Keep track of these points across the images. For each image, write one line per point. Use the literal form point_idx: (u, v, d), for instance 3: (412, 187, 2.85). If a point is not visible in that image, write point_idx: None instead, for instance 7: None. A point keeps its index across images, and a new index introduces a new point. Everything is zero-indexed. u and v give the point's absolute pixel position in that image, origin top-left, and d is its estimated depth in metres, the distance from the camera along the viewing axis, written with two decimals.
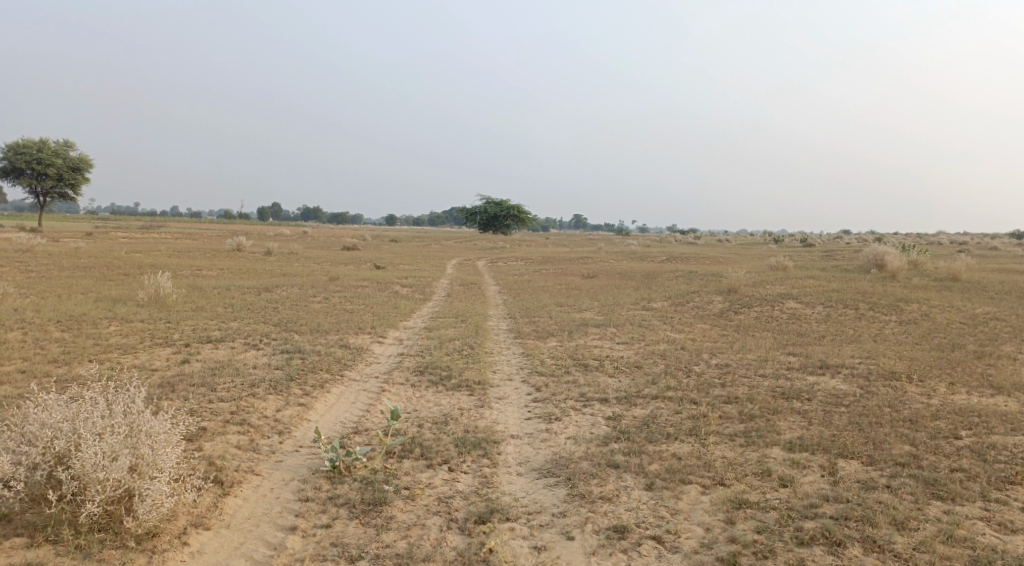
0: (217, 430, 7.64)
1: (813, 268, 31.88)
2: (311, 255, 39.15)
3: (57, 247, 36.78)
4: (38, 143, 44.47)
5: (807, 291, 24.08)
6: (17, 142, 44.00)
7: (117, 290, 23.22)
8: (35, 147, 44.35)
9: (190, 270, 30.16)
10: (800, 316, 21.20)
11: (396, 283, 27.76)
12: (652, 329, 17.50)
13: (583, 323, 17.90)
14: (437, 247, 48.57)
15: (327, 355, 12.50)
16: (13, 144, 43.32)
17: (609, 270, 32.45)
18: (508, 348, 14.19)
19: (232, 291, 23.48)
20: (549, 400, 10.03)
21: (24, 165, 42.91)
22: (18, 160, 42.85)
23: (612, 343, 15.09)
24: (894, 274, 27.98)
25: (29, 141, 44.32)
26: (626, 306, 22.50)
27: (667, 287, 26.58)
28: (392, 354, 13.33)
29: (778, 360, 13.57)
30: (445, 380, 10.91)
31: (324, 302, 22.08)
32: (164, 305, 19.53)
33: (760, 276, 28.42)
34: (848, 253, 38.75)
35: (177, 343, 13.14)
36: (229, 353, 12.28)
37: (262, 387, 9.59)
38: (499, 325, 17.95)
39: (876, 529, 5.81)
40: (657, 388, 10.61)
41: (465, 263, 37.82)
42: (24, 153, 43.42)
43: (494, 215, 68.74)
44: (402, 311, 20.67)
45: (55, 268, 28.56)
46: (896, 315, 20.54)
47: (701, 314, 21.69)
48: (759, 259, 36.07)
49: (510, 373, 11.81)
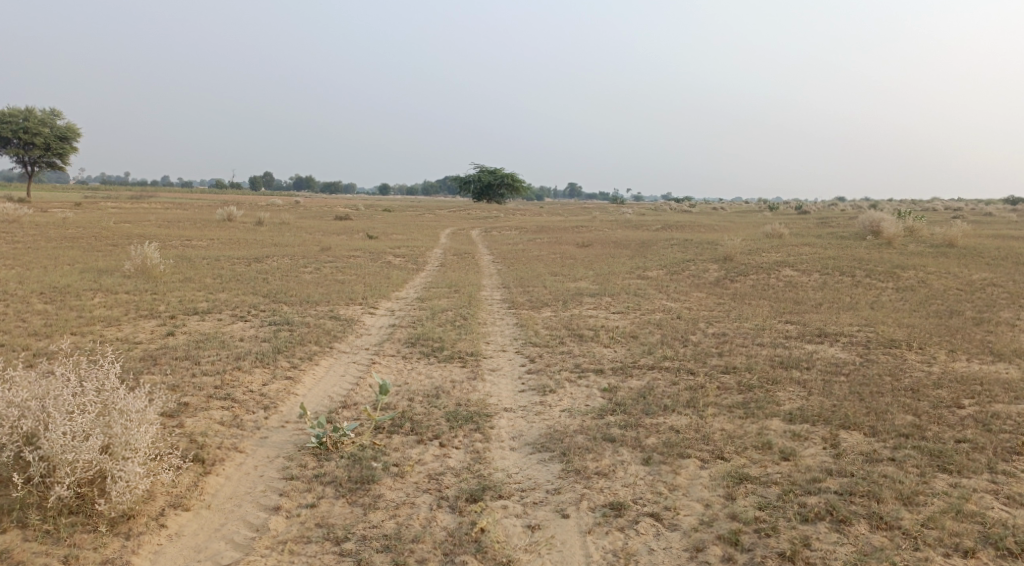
0: (200, 405, 7.39)
1: (809, 235, 31.61)
2: (303, 225, 38.71)
3: (45, 217, 36.24)
4: (24, 112, 43.65)
5: (803, 259, 23.86)
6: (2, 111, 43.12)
7: (104, 261, 22.82)
8: (21, 115, 43.51)
9: (180, 240, 29.72)
10: (797, 284, 20.98)
11: (389, 253, 27.40)
12: (648, 298, 17.27)
13: (578, 292, 17.64)
14: (431, 216, 48.19)
15: (316, 326, 12.23)
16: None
17: (604, 238, 32.15)
18: (501, 319, 13.95)
19: (221, 262, 23.13)
20: (543, 372, 9.81)
21: (11, 135, 42.16)
22: (4, 129, 42.07)
23: (607, 313, 14.86)
24: (890, 240, 27.76)
25: (15, 110, 43.50)
26: (621, 275, 22.24)
27: (662, 255, 26.33)
28: (383, 325, 13.06)
29: (775, 329, 13.36)
30: (437, 352, 10.67)
31: (315, 273, 21.76)
32: (152, 276, 19.20)
33: (756, 244, 28.17)
34: (843, 220, 38.47)
35: (163, 315, 12.84)
36: (215, 325, 11.99)
37: (248, 360, 9.33)
38: (493, 295, 17.71)
39: (882, 505, 5.61)
40: (653, 358, 10.40)
41: (458, 233, 37.47)
42: (10, 122, 42.63)
43: (487, 183, 68.13)
44: (394, 281, 20.38)
45: (42, 239, 28.09)
46: (894, 282, 20.35)
47: (697, 282, 21.46)
48: (754, 227, 35.82)
49: (504, 344, 11.57)
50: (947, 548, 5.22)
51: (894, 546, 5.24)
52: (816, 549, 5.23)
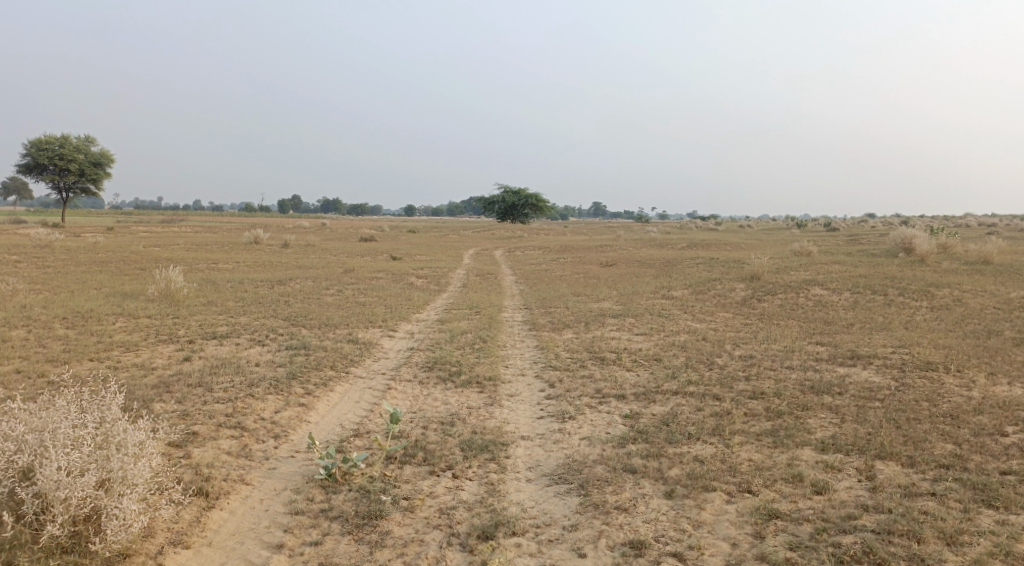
0: (209, 434, 7.21)
1: (838, 253, 30.96)
2: (327, 247, 38.86)
3: (76, 242, 36.81)
4: (59, 139, 44.61)
5: (832, 277, 23.30)
6: (38, 138, 44.08)
7: (130, 285, 23.00)
8: (57, 142, 44.49)
9: (206, 263, 29.94)
10: (826, 303, 20.45)
11: (412, 275, 27.30)
12: (672, 319, 16.90)
13: (601, 313, 17.32)
14: (455, 237, 48.15)
15: (333, 350, 12.06)
16: (34, 141, 43.47)
17: (628, 257, 31.81)
18: (522, 341, 13.69)
19: (245, 285, 23.18)
20: (563, 398, 9.51)
21: (46, 162, 43.02)
22: (40, 156, 42.95)
23: (630, 335, 14.53)
24: (923, 257, 27.06)
25: (50, 137, 44.46)
26: (645, 295, 21.87)
27: (688, 274, 25.91)
28: (402, 349, 12.87)
29: (805, 351, 12.93)
30: (455, 377, 10.43)
31: (337, 295, 21.69)
32: (176, 299, 19.26)
33: (784, 262, 27.63)
34: (873, 237, 37.69)
35: (182, 340, 12.76)
36: (232, 350, 11.87)
37: (261, 386, 9.16)
38: (514, 317, 17.47)
39: (923, 546, 5.23)
40: (677, 383, 10.05)
41: (482, 253, 37.36)
42: (45, 149, 43.55)
43: (512, 203, 68.13)
44: (416, 303, 20.23)
45: (72, 263, 28.47)
46: (927, 300, 19.73)
47: (724, 302, 21.01)
48: (781, 245, 35.21)
49: (523, 368, 11.30)
50: None
51: None
52: None
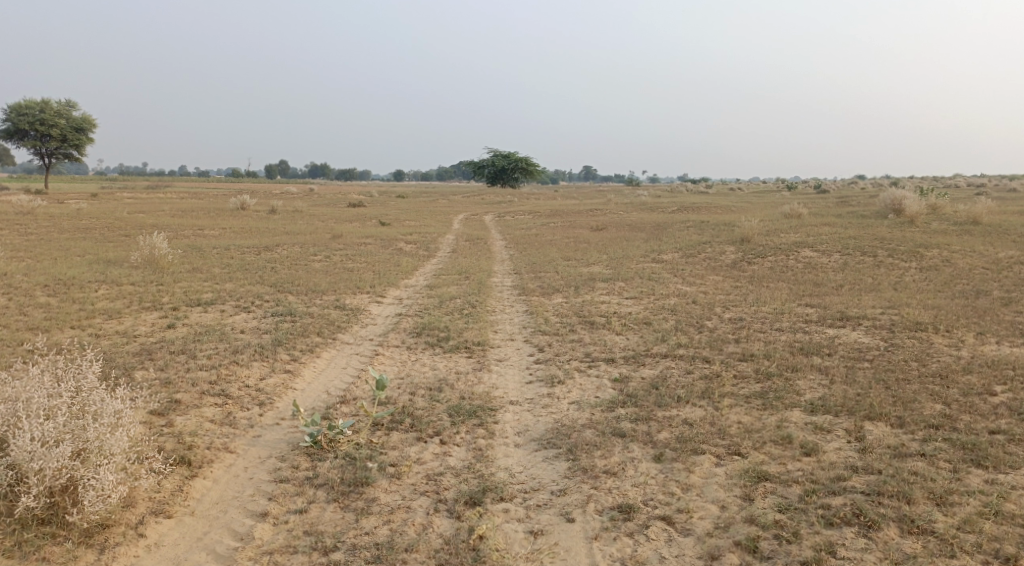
0: (192, 403, 7.10)
1: (828, 215, 30.89)
2: (315, 213, 38.48)
3: (60, 209, 36.28)
4: (39, 104, 43.72)
5: (822, 239, 23.25)
6: (18, 103, 43.16)
7: (114, 252, 22.70)
8: (37, 107, 43.59)
9: (191, 229, 29.59)
10: (816, 265, 20.41)
11: (400, 240, 27.07)
12: (662, 282, 16.83)
13: (591, 277, 17.21)
14: (444, 202, 47.77)
15: (320, 317, 11.92)
16: (14, 106, 42.58)
17: (618, 221, 31.64)
18: (511, 306, 13.59)
19: (231, 251, 22.92)
20: (552, 362, 9.44)
21: (27, 127, 42.18)
22: (21, 121, 42.11)
23: (620, 298, 14.45)
24: (912, 218, 27.03)
25: (30, 102, 43.55)
26: (635, 258, 21.76)
27: (678, 237, 25.81)
28: (390, 314, 12.74)
29: (795, 313, 12.89)
30: (443, 342, 10.32)
31: (325, 261, 21.48)
32: (161, 267, 19.01)
33: (773, 224, 27.56)
34: (862, 199, 37.61)
35: (166, 307, 12.58)
36: (217, 317, 11.70)
37: (246, 353, 9.02)
38: (503, 281, 17.34)
39: (913, 506, 5.21)
40: (667, 346, 9.99)
41: (472, 218, 37.08)
42: (25, 114, 42.68)
43: (501, 167, 67.55)
44: (405, 268, 20.05)
45: (55, 230, 28.07)
46: (916, 261, 19.73)
47: (714, 265, 20.94)
48: (771, 208, 35.10)
49: (512, 333, 11.21)
50: (986, 555, 4.83)
51: (927, 553, 4.85)
52: (842, 556, 4.86)
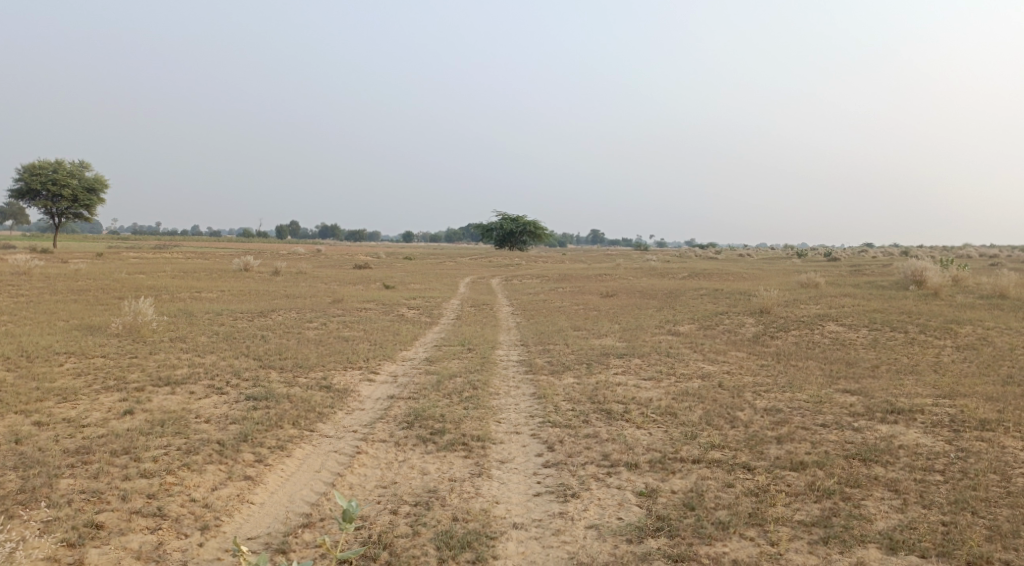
0: (116, 528, 5.88)
1: (845, 284, 29.59)
2: (319, 275, 37.47)
3: (57, 269, 35.34)
4: (54, 164, 43.46)
5: (846, 312, 21.86)
6: (31, 163, 42.87)
7: (99, 317, 21.47)
8: (51, 167, 43.24)
9: (188, 292, 28.45)
10: (844, 342, 18.96)
11: (402, 305, 25.84)
12: (681, 360, 15.42)
13: (604, 353, 15.81)
14: (450, 265, 46.84)
15: (299, 401, 10.49)
16: (28, 166, 42.27)
17: (629, 287, 30.39)
18: (516, 387, 12.16)
19: (223, 317, 21.68)
20: (564, 466, 7.97)
21: (39, 187, 41.69)
22: (34, 181, 41.57)
23: (637, 380, 13.00)
24: (936, 291, 25.72)
25: (44, 162, 43.30)
26: (650, 331, 20.39)
27: (692, 307, 24.48)
28: (380, 397, 11.33)
29: (836, 403, 11.38)
30: (437, 436, 8.87)
31: (320, 329, 20.20)
32: (142, 335, 17.67)
33: (792, 294, 26.23)
34: (878, 268, 36.39)
35: (129, 388, 11.20)
36: (183, 401, 10.30)
37: (200, 454, 7.62)
38: (509, 355, 15.95)
39: None
40: (699, 447, 8.51)
41: (478, 282, 35.89)
42: (39, 174, 42.31)
43: (510, 231, 66.96)
44: (403, 338, 18.73)
45: (48, 292, 27.01)
46: (951, 339, 18.29)
47: (734, 340, 19.49)
48: (786, 275, 33.91)
49: (517, 424, 9.74)
50: None
51: None
52: None
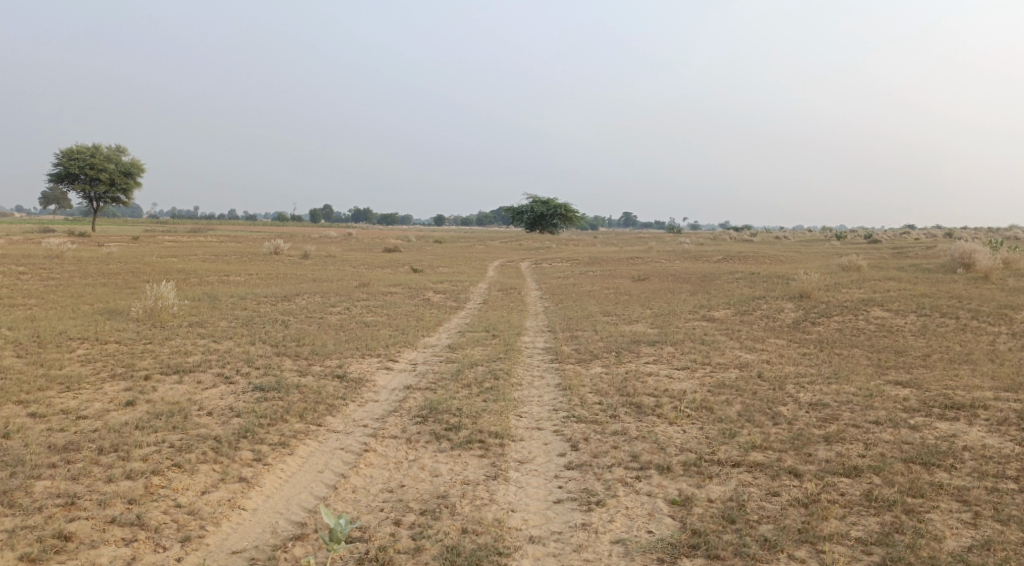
0: (87, 540, 5.42)
1: (887, 267, 28.33)
2: (348, 258, 37.12)
3: (91, 252, 35.43)
4: (91, 148, 43.61)
5: (892, 296, 20.70)
6: (70, 147, 43.08)
7: (123, 301, 21.19)
8: (89, 151, 43.43)
9: (216, 275, 28.21)
10: (890, 328, 17.89)
11: (429, 289, 25.27)
12: (717, 348, 14.59)
13: (635, 340, 15.03)
14: (480, 247, 46.26)
15: (310, 392, 9.89)
16: (65, 150, 42.48)
17: (662, 271, 29.42)
18: (541, 377, 11.45)
19: (247, 301, 21.27)
20: (590, 469, 7.24)
21: (76, 171, 41.85)
22: (71, 165, 41.71)
23: (670, 370, 12.20)
24: (985, 274, 24.40)
25: (81, 146, 43.48)
26: (684, 316, 19.52)
27: (727, 291, 23.49)
28: (396, 388, 10.70)
29: (888, 397, 10.46)
30: (453, 433, 8.20)
31: (343, 314, 19.71)
32: (161, 320, 17.28)
33: (832, 278, 25.08)
34: (921, 250, 34.90)
35: (136, 376, 10.71)
36: (188, 392, 9.76)
37: (194, 452, 7.04)
38: (534, 342, 15.24)
39: None
40: (739, 448, 7.72)
41: (507, 265, 35.22)
42: (76, 158, 42.47)
43: (540, 214, 66.13)
44: (426, 323, 18.15)
45: (78, 275, 26.93)
46: (1007, 325, 17.13)
47: (773, 326, 18.51)
48: (825, 258, 32.64)
49: (540, 419, 9.03)
50: None
51: None
52: None
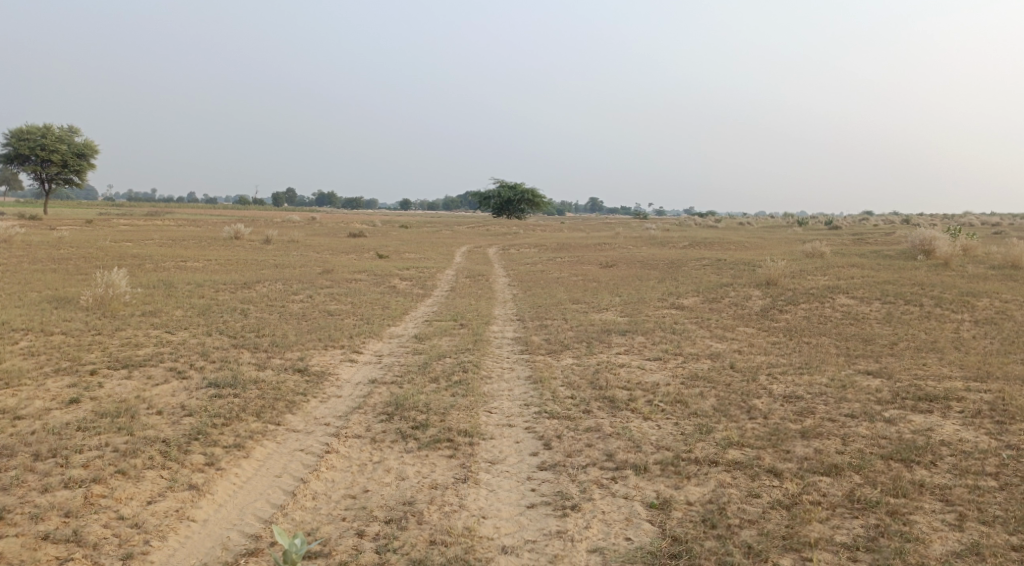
0: (17, 561, 5.14)
1: (851, 254, 28.52)
2: (311, 243, 36.29)
3: (41, 236, 34.07)
4: (42, 128, 41.94)
5: (857, 283, 20.76)
6: (20, 127, 41.36)
7: (74, 289, 20.32)
8: (40, 132, 41.76)
9: (173, 261, 27.28)
10: (857, 316, 17.91)
11: (395, 276, 24.72)
12: (688, 337, 14.41)
13: (605, 329, 14.78)
14: (446, 233, 45.72)
15: (268, 387, 9.42)
16: (15, 130, 40.78)
17: (630, 257, 29.25)
18: (510, 370, 11.11)
19: (205, 288, 20.54)
20: (563, 469, 6.94)
21: (27, 152, 40.20)
22: (21, 146, 40.08)
23: (641, 361, 11.96)
24: (946, 260, 24.65)
25: (32, 127, 41.79)
26: (653, 304, 19.34)
27: (695, 278, 23.39)
28: (360, 381, 10.26)
29: (861, 388, 10.33)
30: (420, 431, 7.81)
31: (305, 302, 19.13)
32: (113, 309, 16.52)
33: (798, 264, 25.14)
34: (882, 236, 35.27)
35: (83, 371, 10.13)
36: (138, 388, 9.23)
37: (140, 456, 6.56)
38: (502, 331, 14.89)
39: None
40: (716, 445, 7.48)
41: (474, 251, 34.75)
42: (26, 139, 40.80)
43: (507, 199, 65.67)
44: (391, 312, 17.69)
45: (27, 261, 25.82)
46: (970, 312, 17.24)
47: (741, 314, 18.41)
48: (790, 244, 32.78)
49: (511, 415, 8.69)
50: None
51: None
52: None
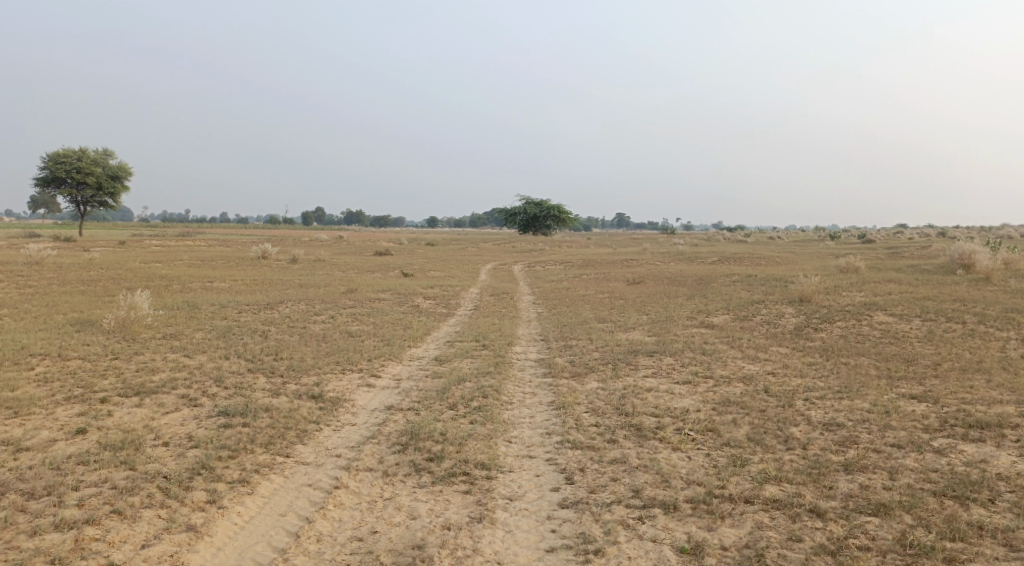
0: None
1: (886, 268, 27.64)
2: (337, 263, 36.19)
3: (71, 258, 34.40)
4: (77, 152, 42.59)
5: (895, 300, 19.96)
6: (56, 152, 41.99)
7: (99, 311, 20.28)
8: (75, 155, 42.37)
9: (199, 282, 27.28)
10: (896, 334, 17.15)
11: (418, 295, 24.42)
12: (718, 358, 13.83)
13: (633, 350, 14.26)
14: (472, 250, 45.49)
15: (280, 415, 9.06)
16: (51, 153, 41.42)
17: (657, 273, 28.63)
18: (532, 395, 10.64)
19: (228, 310, 20.37)
20: (585, 507, 6.46)
21: (63, 175, 40.76)
22: (58, 169, 40.68)
23: (671, 384, 11.41)
24: (987, 274, 23.71)
25: (68, 150, 42.45)
26: (682, 322, 18.75)
27: (725, 295, 22.74)
28: (376, 408, 9.87)
29: (906, 413, 9.68)
30: (435, 464, 7.36)
31: (327, 323, 18.86)
32: (134, 332, 16.37)
33: (832, 280, 24.35)
34: (918, 249, 34.21)
35: (94, 398, 9.87)
36: (146, 417, 8.93)
37: (138, 494, 6.25)
38: (525, 353, 14.45)
39: None
40: (752, 480, 6.94)
41: (499, 269, 34.34)
42: (62, 162, 41.40)
43: (533, 216, 65.33)
44: (413, 332, 17.33)
45: (56, 283, 25.95)
46: (1017, 330, 16.40)
47: (774, 333, 17.75)
48: (823, 259, 31.87)
49: (532, 445, 8.21)
50: None
51: None
52: None
